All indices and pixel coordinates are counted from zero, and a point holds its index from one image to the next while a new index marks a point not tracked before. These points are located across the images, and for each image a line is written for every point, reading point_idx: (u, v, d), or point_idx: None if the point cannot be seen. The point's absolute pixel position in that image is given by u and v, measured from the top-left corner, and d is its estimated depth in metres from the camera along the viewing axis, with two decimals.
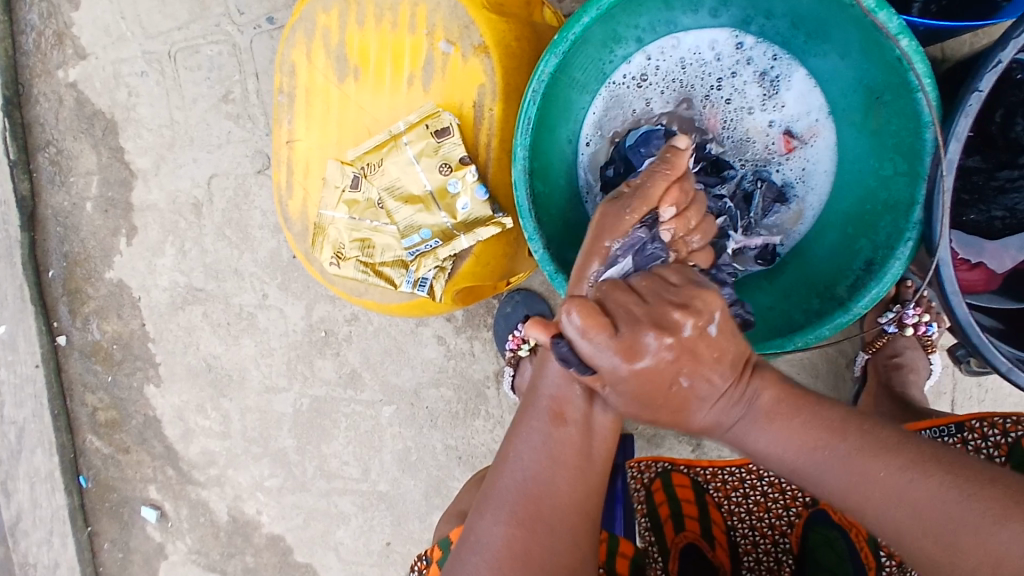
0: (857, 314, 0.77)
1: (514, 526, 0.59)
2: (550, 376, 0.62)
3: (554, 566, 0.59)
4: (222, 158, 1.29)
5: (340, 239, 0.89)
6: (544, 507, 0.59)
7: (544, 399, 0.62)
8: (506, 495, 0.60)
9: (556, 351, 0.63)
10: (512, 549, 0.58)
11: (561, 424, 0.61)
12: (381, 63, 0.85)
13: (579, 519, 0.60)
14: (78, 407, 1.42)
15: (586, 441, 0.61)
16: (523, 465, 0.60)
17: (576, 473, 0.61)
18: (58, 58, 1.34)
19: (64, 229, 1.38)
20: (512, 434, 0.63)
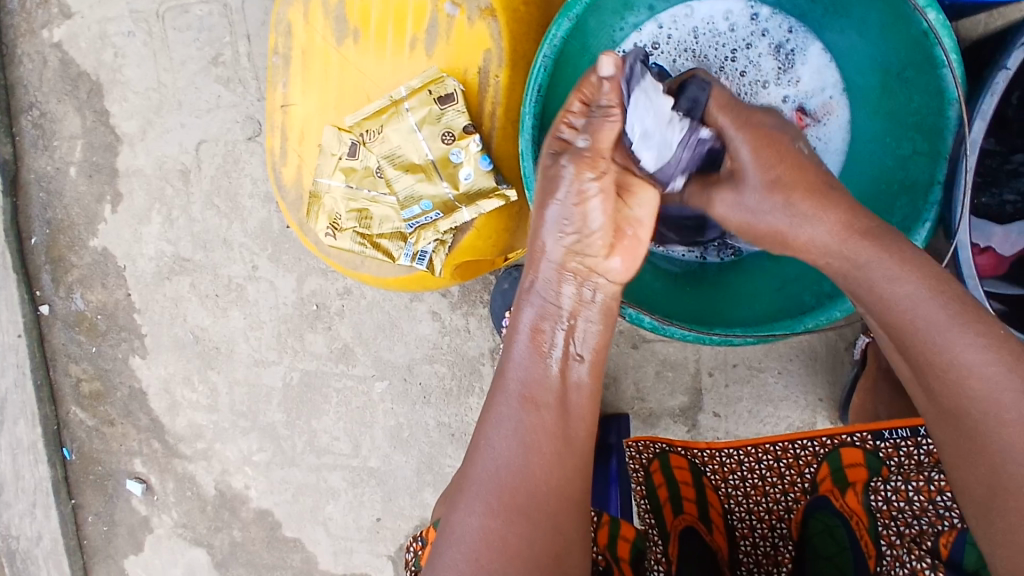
0: None
1: (490, 516, 0.59)
2: (515, 366, 0.65)
3: (532, 555, 0.58)
4: (211, 124, 1.25)
5: (336, 208, 0.86)
6: (520, 495, 0.60)
7: (513, 387, 0.64)
8: (480, 485, 0.61)
9: (520, 338, 0.65)
10: (489, 538, 0.58)
11: (534, 409, 0.63)
12: (382, 24, 0.81)
13: (558, 503, 0.60)
14: (62, 377, 1.39)
15: (559, 421, 0.63)
16: (494, 454, 0.61)
17: (547, 457, 0.61)
18: (43, 16, 1.29)
19: (47, 194, 1.33)
20: (482, 427, 0.64)
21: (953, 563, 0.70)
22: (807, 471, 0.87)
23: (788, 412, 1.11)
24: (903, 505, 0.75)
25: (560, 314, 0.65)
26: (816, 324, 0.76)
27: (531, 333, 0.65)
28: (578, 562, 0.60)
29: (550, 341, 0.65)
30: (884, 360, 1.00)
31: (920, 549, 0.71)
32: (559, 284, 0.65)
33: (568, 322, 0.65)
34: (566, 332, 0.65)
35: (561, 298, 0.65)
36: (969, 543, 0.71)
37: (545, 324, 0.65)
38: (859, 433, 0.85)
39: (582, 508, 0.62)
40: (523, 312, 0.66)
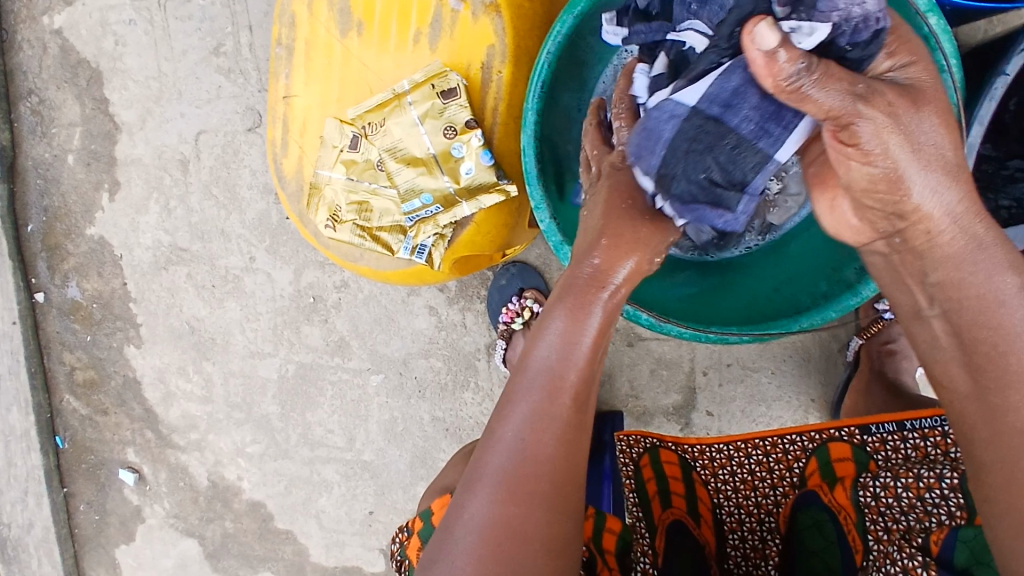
0: (864, 297, 0.74)
1: (508, 504, 0.57)
2: (546, 353, 0.62)
3: (551, 540, 0.57)
4: (212, 114, 1.25)
5: (337, 201, 0.86)
6: (543, 482, 0.58)
7: (542, 373, 0.61)
8: (498, 472, 0.59)
9: (554, 322, 0.63)
10: (510, 525, 0.57)
11: (563, 397, 0.61)
12: (386, 17, 0.82)
13: (573, 492, 0.60)
14: (56, 366, 1.39)
15: (583, 408, 0.62)
16: (519, 441, 0.59)
17: (569, 447, 0.60)
18: (44, 3, 1.28)
19: (44, 181, 1.33)
20: (504, 412, 0.61)
21: (944, 561, 0.69)
22: (796, 466, 0.89)
23: (780, 411, 1.12)
24: (891, 500, 0.76)
25: (599, 303, 0.64)
26: (811, 324, 0.77)
27: (566, 321, 0.63)
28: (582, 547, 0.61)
29: (585, 329, 0.63)
30: (878, 363, 1.02)
31: (911, 547, 0.71)
32: (612, 270, 0.65)
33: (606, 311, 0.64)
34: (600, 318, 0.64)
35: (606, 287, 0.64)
36: (960, 541, 0.69)
37: (583, 312, 0.63)
38: (847, 428, 0.88)
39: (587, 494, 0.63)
40: (563, 297, 0.64)
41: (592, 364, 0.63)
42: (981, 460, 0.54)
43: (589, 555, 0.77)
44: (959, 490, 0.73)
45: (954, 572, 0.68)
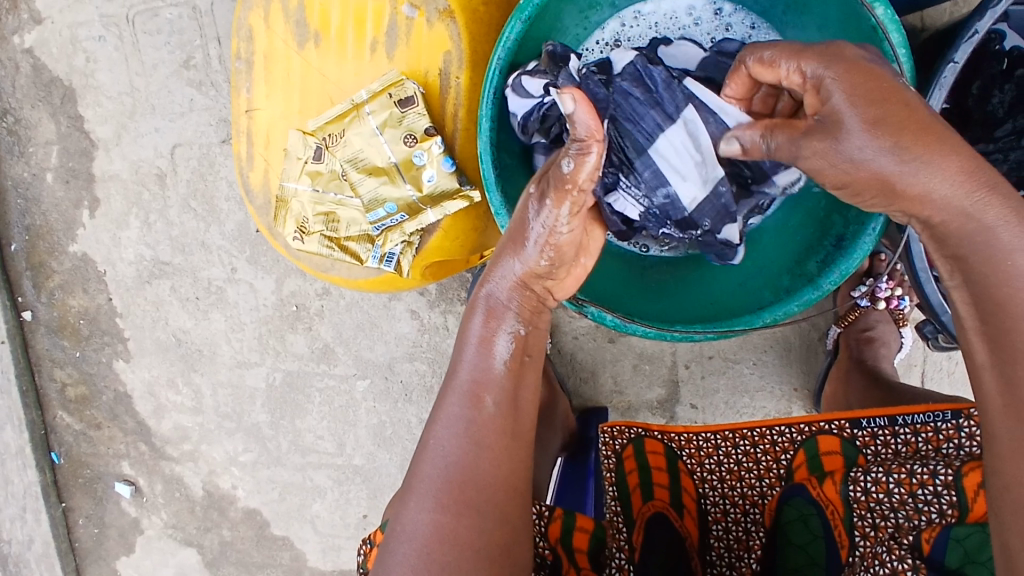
0: (826, 290, 0.77)
1: (440, 512, 0.60)
2: (466, 365, 0.65)
3: (480, 544, 0.59)
4: (186, 127, 1.25)
5: (304, 213, 0.86)
6: (470, 489, 0.61)
7: (463, 384, 0.64)
8: (431, 483, 0.61)
9: (471, 337, 0.66)
10: (439, 532, 0.59)
11: (481, 405, 0.63)
12: (342, 27, 0.81)
13: (506, 497, 0.62)
14: (47, 383, 1.40)
15: (508, 416, 0.64)
16: (443, 450, 0.62)
17: (497, 452, 0.62)
18: (13, 23, 1.28)
19: (25, 201, 1.33)
20: (432, 424, 0.65)
21: (934, 562, 0.69)
22: (783, 458, 0.89)
23: (764, 402, 1.12)
24: (882, 496, 0.75)
25: (509, 312, 0.66)
26: (774, 318, 0.78)
27: (482, 333, 0.66)
28: (525, 549, 0.63)
29: (499, 336, 0.66)
30: (856, 350, 1.03)
31: (902, 549, 0.70)
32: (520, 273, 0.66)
33: (517, 322, 0.66)
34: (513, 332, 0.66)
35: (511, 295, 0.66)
36: (953, 539, 0.69)
37: (497, 320, 0.66)
38: (837, 421, 0.88)
39: (526, 497, 0.64)
40: (476, 308, 0.67)
41: (511, 371, 0.65)
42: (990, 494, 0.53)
43: (553, 559, 0.80)
44: (953, 488, 0.72)
45: (945, 573, 0.68)
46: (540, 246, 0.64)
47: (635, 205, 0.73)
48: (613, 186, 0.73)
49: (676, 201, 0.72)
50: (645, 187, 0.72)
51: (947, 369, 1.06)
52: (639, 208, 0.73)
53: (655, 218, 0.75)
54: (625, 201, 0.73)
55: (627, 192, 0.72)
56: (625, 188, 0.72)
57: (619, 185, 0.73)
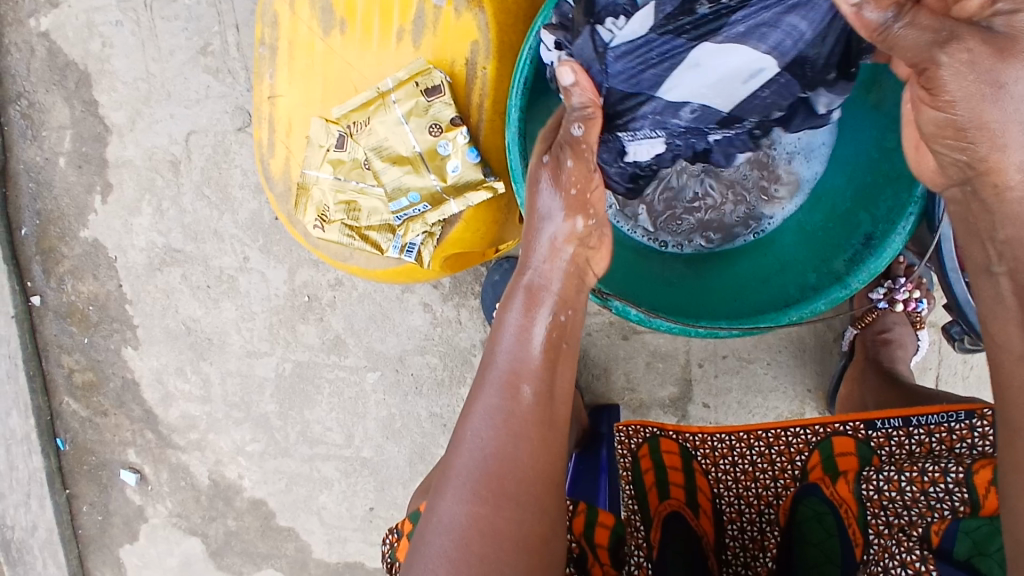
0: (852, 289, 0.76)
1: (479, 503, 0.59)
2: (503, 354, 0.65)
3: (519, 535, 0.59)
4: (201, 114, 1.24)
5: (325, 201, 0.86)
6: (507, 480, 0.60)
7: (499, 373, 0.64)
8: (466, 474, 0.61)
9: (509, 323, 0.66)
10: (477, 524, 0.59)
11: (519, 394, 0.63)
12: (368, 15, 0.81)
13: (543, 488, 0.62)
14: (55, 368, 1.39)
15: (545, 404, 0.63)
16: (480, 441, 0.62)
17: (535, 441, 0.62)
18: (30, 6, 1.27)
19: (36, 185, 1.32)
20: (466, 415, 0.64)
21: (943, 552, 0.69)
22: (799, 459, 0.88)
23: (777, 402, 1.12)
24: (894, 494, 0.75)
25: (547, 296, 0.66)
26: (800, 316, 0.77)
27: (520, 320, 0.66)
28: (560, 538, 0.63)
29: (537, 324, 0.65)
30: (873, 351, 1.02)
31: (909, 539, 0.70)
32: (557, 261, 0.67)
33: (556, 307, 0.66)
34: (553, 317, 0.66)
35: (550, 282, 0.67)
36: (962, 532, 0.69)
37: (534, 309, 0.66)
38: (852, 422, 0.87)
39: (561, 487, 0.64)
40: (514, 294, 0.67)
41: (548, 359, 0.65)
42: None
43: (578, 552, 0.83)
44: (964, 485, 0.71)
45: (955, 564, 0.68)
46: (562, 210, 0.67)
47: (651, 142, 0.73)
48: (624, 142, 0.74)
49: (707, 110, 0.69)
50: (652, 125, 0.71)
51: (962, 373, 1.06)
52: (656, 139, 0.73)
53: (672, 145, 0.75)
54: (644, 144, 0.73)
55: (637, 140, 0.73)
56: (636, 134, 0.72)
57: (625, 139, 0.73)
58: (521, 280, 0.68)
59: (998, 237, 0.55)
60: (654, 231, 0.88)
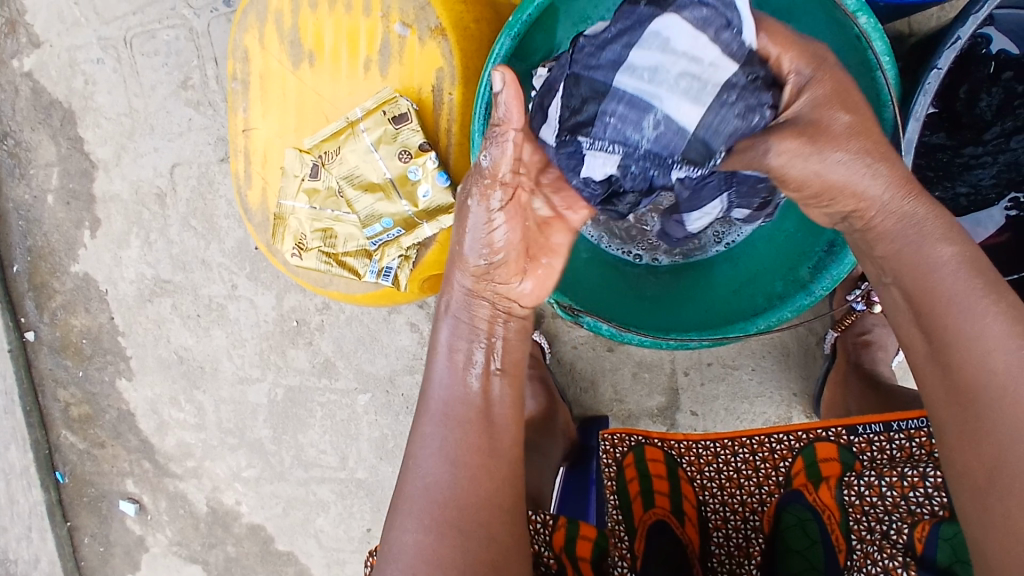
0: (816, 296, 0.78)
1: (424, 533, 0.61)
2: (439, 388, 0.66)
3: (465, 564, 0.59)
4: (184, 147, 1.26)
5: (302, 229, 0.87)
6: (450, 507, 0.61)
7: (437, 406, 0.65)
8: (414, 503, 0.62)
9: (441, 357, 0.67)
10: (423, 554, 0.60)
11: (457, 426, 0.64)
12: (336, 46, 0.83)
13: (491, 515, 0.62)
14: (51, 402, 1.40)
15: (484, 432, 0.64)
16: (423, 473, 0.63)
17: (477, 470, 0.63)
18: (12, 46, 1.30)
19: (26, 223, 1.34)
20: (412, 446, 0.66)
21: (927, 561, 0.69)
22: (782, 465, 0.89)
23: (764, 407, 1.12)
24: (875, 499, 0.76)
25: (476, 328, 0.67)
26: (767, 325, 0.79)
27: (451, 353, 0.67)
28: (515, 568, 0.62)
29: (469, 356, 0.66)
30: (854, 354, 1.03)
31: (894, 547, 0.71)
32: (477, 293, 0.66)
33: (487, 340, 0.66)
34: (486, 348, 0.67)
35: (476, 317, 0.66)
36: (943, 539, 0.70)
37: (467, 339, 0.66)
38: (835, 428, 0.87)
39: (514, 512, 0.64)
40: (444, 327, 0.68)
41: (484, 390, 0.66)
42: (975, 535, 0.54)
43: (556, 567, 0.80)
44: (943, 490, 0.73)
45: (937, 571, 0.69)
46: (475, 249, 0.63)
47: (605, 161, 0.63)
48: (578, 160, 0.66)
49: (670, 124, 0.59)
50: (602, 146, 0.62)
51: None
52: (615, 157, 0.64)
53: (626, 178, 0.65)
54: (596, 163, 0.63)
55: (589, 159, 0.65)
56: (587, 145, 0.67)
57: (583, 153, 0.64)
58: (447, 311, 0.68)
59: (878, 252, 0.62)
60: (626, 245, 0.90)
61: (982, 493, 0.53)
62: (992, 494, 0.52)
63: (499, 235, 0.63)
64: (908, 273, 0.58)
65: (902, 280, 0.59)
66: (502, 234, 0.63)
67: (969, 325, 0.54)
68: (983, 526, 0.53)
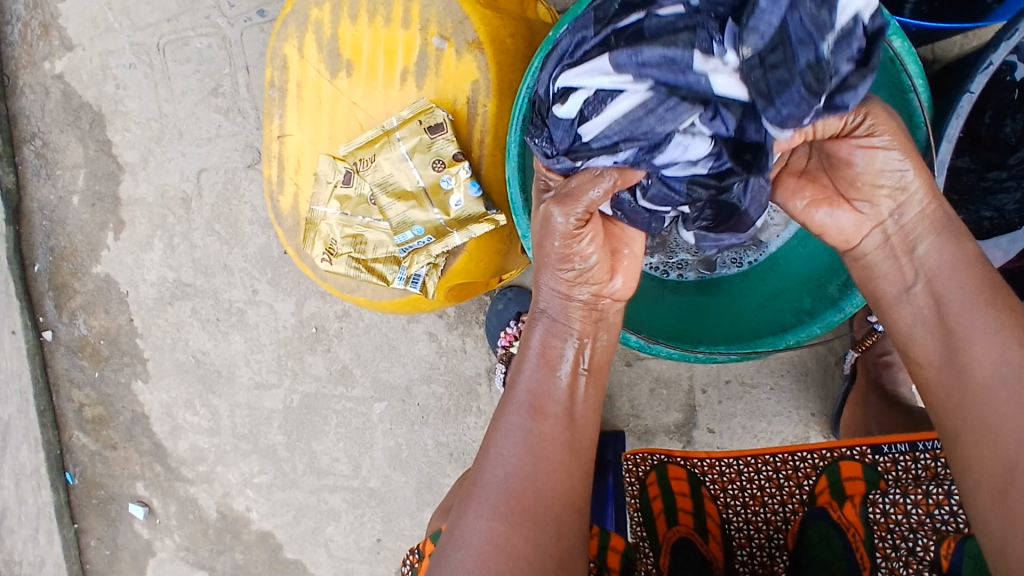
0: (847, 313, 0.79)
1: (499, 521, 0.64)
2: (527, 379, 0.71)
3: (539, 553, 0.63)
4: (212, 152, 1.28)
5: (332, 235, 0.88)
6: (529, 499, 0.65)
7: (523, 398, 0.70)
8: (490, 492, 0.66)
9: (531, 354, 0.72)
10: (496, 541, 0.63)
11: (542, 417, 0.69)
12: (374, 57, 0.85)
13: (564, 511, 0.66)
14: (65, 403, 1.41)
15: (567, 428, 0.69)
16: (503, 459, 0.67)
17: (555, 464, 0.67)
18: (44, 49, 1.32)
19: (50, 223, 1.36)
20: (491, 435, 0.70)
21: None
22: (805, 483, 0.88)
23: (781, 426, 1.12)
24: (900, 517, 0.75)
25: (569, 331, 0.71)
26: (796, 339, 0.81)
27: (543, 353, 0.71)
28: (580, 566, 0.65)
29: (558, 355, 0.71)
30: (875, 374, 1.03)
31: (919, 563, 0.70)
32: (575, 297, 0.71)
33: (576, 343, 0.71)
34: (575, 348, 0.71)
35: (571, 321, 0.71)
36: (966, 554, 0.68)
37: (553, 340, 0.71)
38: (858, 446, 0.87)
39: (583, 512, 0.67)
40: (535, 327, 0.73)
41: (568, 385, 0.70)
42: (989, 542, 0.55)
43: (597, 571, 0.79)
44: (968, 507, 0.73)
45: None
46: (582, 286, 0.70)
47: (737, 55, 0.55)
48: (669, 74, 0.56)
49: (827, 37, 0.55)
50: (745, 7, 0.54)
51: None
52: (702, 139, 0.60)
53: (720, 124, 0.58)
54: (713, 52, 0.55)
55: (653, 114, 0.58)
56: (622, 147, 0.61)
57: (680, 49, 0.55)
58: (542, 312, 0.73)
59: (917, 254, 0.65)
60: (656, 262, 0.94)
61: (1003, 494, 0.54)
62: (1012, 494, 0.54)
63: (585, 247, 0.68)
64: (941, 277, 0.63)
65: (935, 282, 0.63)
66: (594, 194, 0.63)
67: (985, 336, 0.58)
68: (1005, 534, 0.53)
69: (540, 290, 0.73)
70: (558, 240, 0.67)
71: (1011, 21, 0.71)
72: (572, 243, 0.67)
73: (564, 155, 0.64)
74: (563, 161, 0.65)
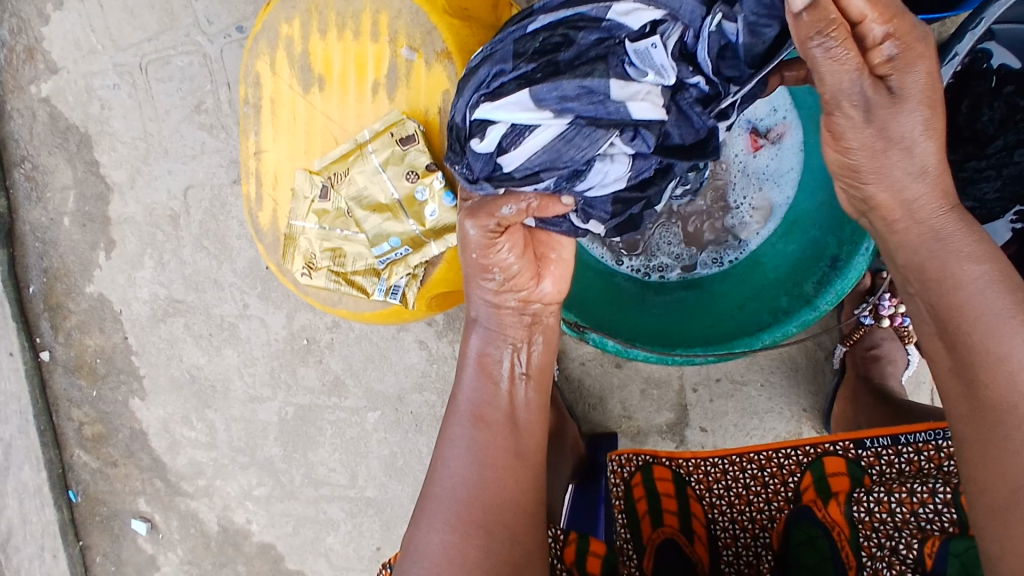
0: (823, 310, 0.82)
1: (451, 532, 0.66)
2: (467, 393, 0.76)
3: (490, 562, 0.65)
4: (198, 169, 1.29)
5: (311, 249, 0.88)
6: (478, 507, 0.68)
7: (465, 410, 0.75)
8: (441, 504, 0.69)
9: (469, 366, 0.78)
10: (450, 553, 0.65)
11: (483, 425, 0.73)
12: (345, 71, 0.85)
13: (515, 516, 0.68)
14: (65, 422, 1.42)
15: (510, 433, 0.74)
16: (451, 471, 0.70)
17: (501, 471, 0.70)
18: (30, 73, 1.33)
19: (42, 245, 1.37)
20: (439, 449, 0.73)
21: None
22: (790, 480, 0.88)
23: (774, 423, 1.12)
24: (885, 516, 0.76)
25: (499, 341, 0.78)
26: (773, 338, 0.81)
27: (479, 365, 0.78)
28: (536, 569, 0.67)
29: (492, 367, 0.77)
30: (864, 368, 1.04)
31: (903, 563, 0.72)
32: (503, 305, 0.77)
33: (510, 355, 0.78)
34: (512, 353, 0.78)
35: (503, 329, 0.78)
36: (952, 555, 0.71)
37: (486, 351, 0.78)
38: (841, 442, 0.87)
39: (535, 517, 0.70)
40: (472, 337, 0.79)
41: (503, 393, 0.76)
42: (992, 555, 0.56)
43: None
44: (953, 505, 0.73)
45: None
46: (513, 293, 0.77)
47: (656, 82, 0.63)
48: (596, 108, 0.62)
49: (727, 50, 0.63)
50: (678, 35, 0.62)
51: None
52: (620, 160, 0.67)
53: (642, 142, 0.65)
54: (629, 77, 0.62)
55: (572, 144, 0.64)
56: (545, 175, 0.66)
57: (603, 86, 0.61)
58: (475, 322, 0.79)
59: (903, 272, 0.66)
60: (638, 264, 0.95)
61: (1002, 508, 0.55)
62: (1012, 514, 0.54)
63: (505, 257, 0.74)
64: (939, 293, 0.62)
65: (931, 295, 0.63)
66: (507, 211, 0.70)
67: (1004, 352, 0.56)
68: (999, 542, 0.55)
69: (473, 302, 0.79)
70: (477, 251, 0.73)
71: (975, 11, 0.70)
72: (491, 253, 0.73)
73: (491, 182, 0.68)
74: (487, 187, 0.69)
